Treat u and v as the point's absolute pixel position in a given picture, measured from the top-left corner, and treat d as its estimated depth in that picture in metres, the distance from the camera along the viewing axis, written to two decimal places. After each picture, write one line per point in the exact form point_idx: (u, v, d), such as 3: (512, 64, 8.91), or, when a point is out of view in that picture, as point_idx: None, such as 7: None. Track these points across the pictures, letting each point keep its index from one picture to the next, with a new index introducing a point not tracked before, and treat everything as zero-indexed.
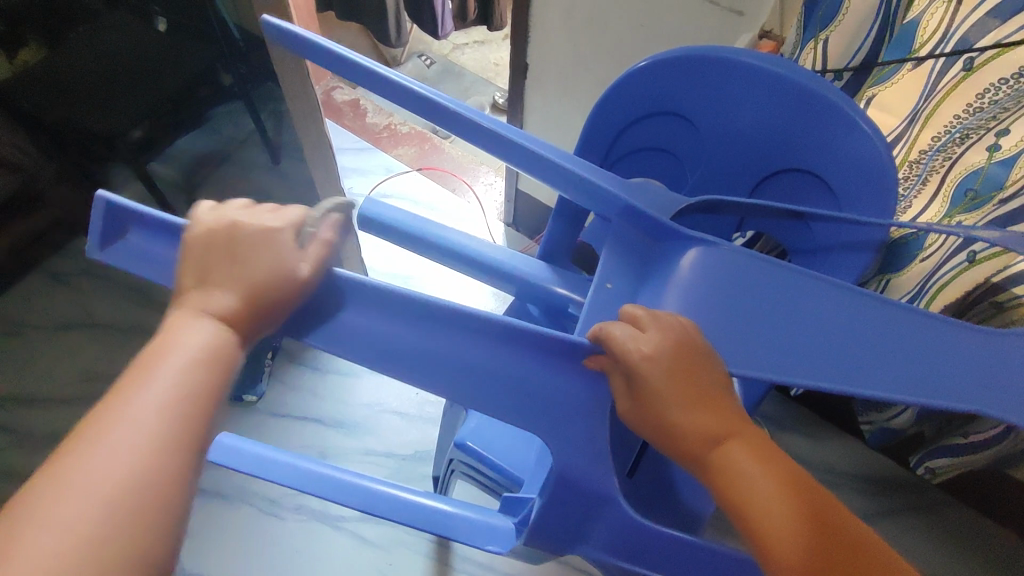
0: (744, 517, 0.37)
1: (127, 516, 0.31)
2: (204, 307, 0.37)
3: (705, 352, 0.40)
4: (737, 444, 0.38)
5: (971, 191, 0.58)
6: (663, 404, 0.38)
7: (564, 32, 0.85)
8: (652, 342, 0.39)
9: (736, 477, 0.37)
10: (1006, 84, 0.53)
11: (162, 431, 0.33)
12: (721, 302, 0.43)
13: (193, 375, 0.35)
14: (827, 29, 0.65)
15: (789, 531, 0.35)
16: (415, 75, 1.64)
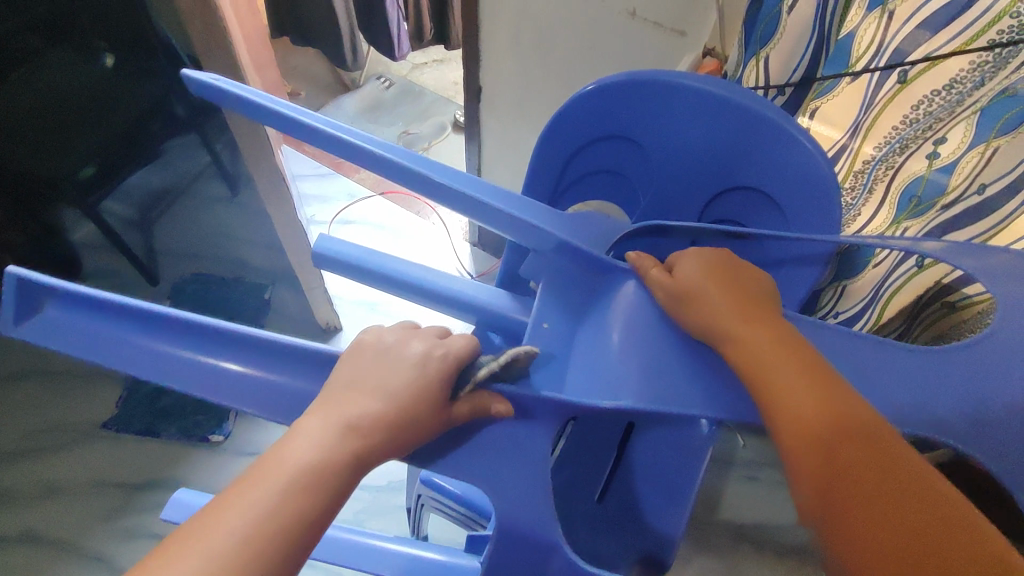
0: (775, 416, 0.37)
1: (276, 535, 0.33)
2: (330, 413, 0.37)
3: (738, 278, 0.43)
4: (765, 348, 0.39)
5: (914, 199, 0.61)
6: (705, 313, 0.41)
7: (514, 56, 0.85)
8: (692, 273, 0.44)
9: (799, 423, 0.36)
10: (938, 95, 0.55)
11: (322, 455, 0.35)
12: (652, 349, 0.43)
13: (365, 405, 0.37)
14: (766, 47, 0.65)
15: (815, 421, 0.35)
16: (374, 97, 1.63)
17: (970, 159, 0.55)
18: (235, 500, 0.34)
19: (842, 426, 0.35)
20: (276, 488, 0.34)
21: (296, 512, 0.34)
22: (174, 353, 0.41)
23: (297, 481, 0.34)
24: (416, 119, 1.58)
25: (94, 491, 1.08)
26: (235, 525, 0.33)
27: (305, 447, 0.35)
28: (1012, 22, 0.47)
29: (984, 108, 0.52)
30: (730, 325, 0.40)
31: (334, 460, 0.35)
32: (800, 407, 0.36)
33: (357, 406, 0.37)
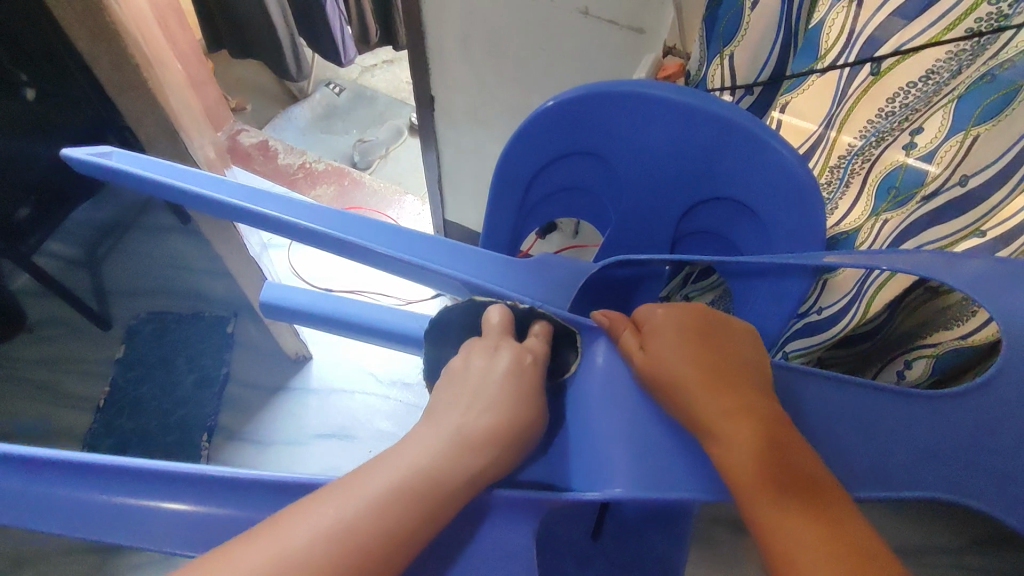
0: (744, 499, 0.33)
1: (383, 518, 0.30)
2: (443, 426, 0.36)
3: (718, 338, 0.40)
4: (745, 420, 0.35)
5: (893, 188, 0.57)
6: (674, 380, 0.38)
7: (465, 63, 0.80)
8: (659, 340, 0.40)
9: (763, 509, 0.32)
10: (914, 86, 0.52)
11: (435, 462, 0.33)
12: (631, 422, 0.40)
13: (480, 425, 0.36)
14: (730, 43, 0.60)
15: (776, 509, 0.32)
16: (325, 105, 1.56)
17: (949, 147, 0.52)
18: (324, 503, 0.30)
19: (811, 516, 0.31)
20: (385, 485, 0.31)
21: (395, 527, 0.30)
22: (89, 500, 0.35)
23: (421, 472, 0.33)
24: (371, 125, 1.51)
25: (65, 558, 1.02)
26: (331, 519, 0.30)
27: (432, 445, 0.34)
28: (990, 10, 0.45)
29: (963, 95, 0.50)
30: (684, 375, 0.37)
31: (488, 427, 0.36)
32: (730, 444, 0.34)
33: (473, 418, 0.36)
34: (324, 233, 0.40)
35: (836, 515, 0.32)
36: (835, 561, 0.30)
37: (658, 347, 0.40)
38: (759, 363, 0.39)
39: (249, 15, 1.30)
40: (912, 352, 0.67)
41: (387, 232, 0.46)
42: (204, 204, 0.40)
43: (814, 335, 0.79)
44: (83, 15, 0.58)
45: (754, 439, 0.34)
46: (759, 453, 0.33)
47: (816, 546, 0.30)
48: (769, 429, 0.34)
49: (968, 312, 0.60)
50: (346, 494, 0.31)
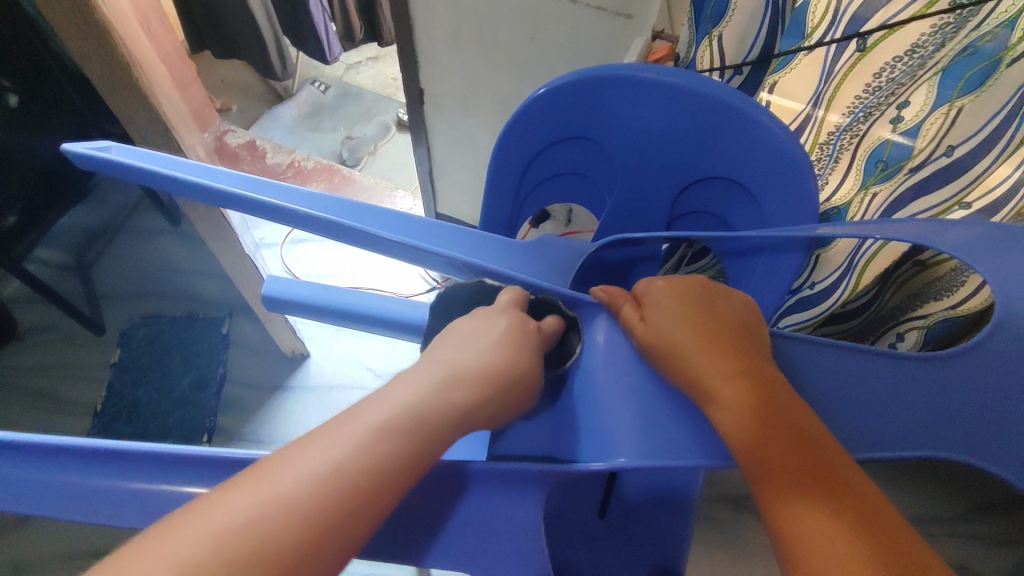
0: (745, 458, 0.34)
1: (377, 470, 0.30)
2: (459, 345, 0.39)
3: (718, 308, 0.41)
4: (743, 383, 0.36)
5: (881, 162, 0.59)
6: (675, 349, 0.39)
7: (454, 53, 0.80)
8: (660, 312, 0.41)
9: (764, 466, 0.33)
10: (900, 61, 0.54)
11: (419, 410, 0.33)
12: (634, 394, 0.40)
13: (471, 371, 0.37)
14: (717, 27, 0.62)
15: (778, 467, 0.33)
16: (311, 103, 1.55)
17: (935, 119, 0.54)
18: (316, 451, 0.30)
19: (810, 473, 0.32)
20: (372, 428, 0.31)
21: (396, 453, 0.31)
22: (113, 489, 0.36)
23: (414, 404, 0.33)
24: (359, 122, 1.51)
25: (66, 566, 1.01)
26: (324, 458, 0.29)
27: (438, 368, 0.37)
28: None
29: (946, 68, 0.51)
30: (686, 346, 0.39)
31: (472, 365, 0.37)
32: (731, 407, 0.35)
33: (460, 359, 0.38)
34: (321, 216, 0.40)
35: (830, 463, 0.33)
36: (835, 514, 0.31)
37: (660, 319, 0.41)
38: (755, 329, 0.40)
39: (232, 14, 1.29)
40: (903, 324, 0.68)
41: (387, 220, 0.46)
42: (206, 194, 0.40)
43: (810, 310, 0.81)
44: (71, 13, 0.58)
45: (750, 402, 0.35)
46: (756, 414, 0.35)
47: (816, 500, 0.31)
48: (767, 392, 0.36)
49: (957, 282, 0.62)
50: (333, 437, 0.30)
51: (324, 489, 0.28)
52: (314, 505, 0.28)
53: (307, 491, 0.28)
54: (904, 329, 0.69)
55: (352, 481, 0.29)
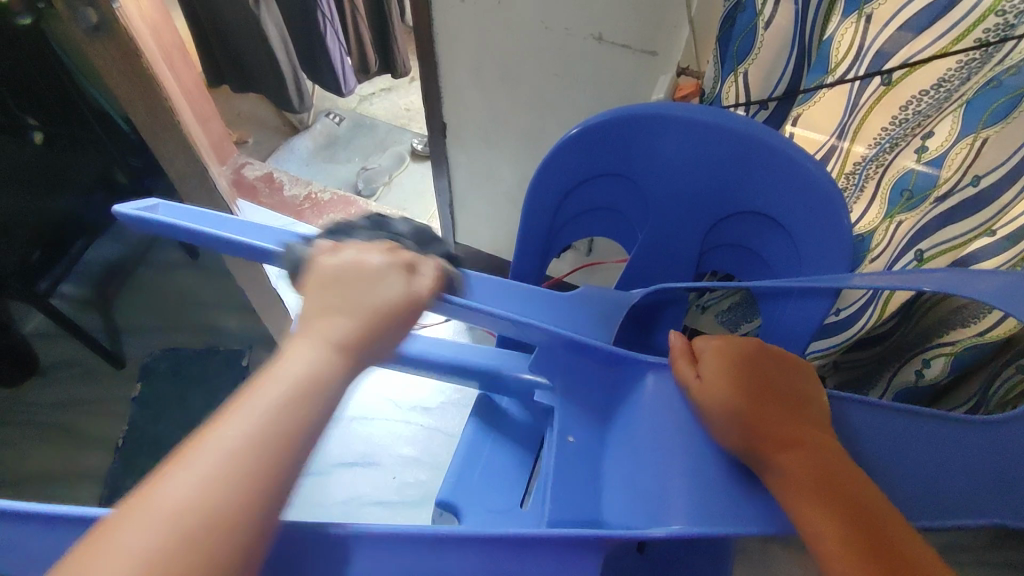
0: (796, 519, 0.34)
1: (211, 521, 0.25)
2: (323, 334, 0.33)
3: (769, 369, 0.42)
4: (797, 446, 0.37)
5: (906, 191, 0.61)
6: (728, 402, 0.39)
7: (478, 89, 0.82)
8: (712, 366, 0.42)
9: (818, 532, 0.33)
10: (926, 95, 0.55)
11: (268, 432, 0.28)
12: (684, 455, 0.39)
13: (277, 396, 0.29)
14: (744, 63, 0.62)
15: (835, 535, 0.33)
16: (326, 135, 1.57)
17: (959, 151, 0.55)
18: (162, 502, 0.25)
19: (865, 541, 0.32)
20: (235, 445, 0.27)
21: (267, 475, 0.27)
22: None
23: (289, 406, 0.29)
24: (373, 152, 1.53)
25: None
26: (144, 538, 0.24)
27: (297, 369, 0.31)
28: (998, 20, 0.48)
29: (972, 99, 0.52)
30: (738, 404, 0.39)
31: (336, 376, 0.31)
32: (796, 475, 0.35)
33: (353, 321, 0.34)
34: None
35: (886, 528, 0.33)
36: None
37: (714, 377, 0.41)
38: (805, 394, 0.41)
39: (251, 50, 1.32)
40: (930, 352, 0.71)
41: None
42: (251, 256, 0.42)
43: (832, 337, 0.82)
44: (118, 61, 0.61)
45: (813, 470, 0.35)
46: (816, 481, 0.35)
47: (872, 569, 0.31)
48: (823, 459, 0.36)
49: (981, 312, 0.64)
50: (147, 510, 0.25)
51: (189, 538, 0.25)
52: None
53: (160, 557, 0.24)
54: (931, 357, 0.71)
55: (219, 513, 0.25)
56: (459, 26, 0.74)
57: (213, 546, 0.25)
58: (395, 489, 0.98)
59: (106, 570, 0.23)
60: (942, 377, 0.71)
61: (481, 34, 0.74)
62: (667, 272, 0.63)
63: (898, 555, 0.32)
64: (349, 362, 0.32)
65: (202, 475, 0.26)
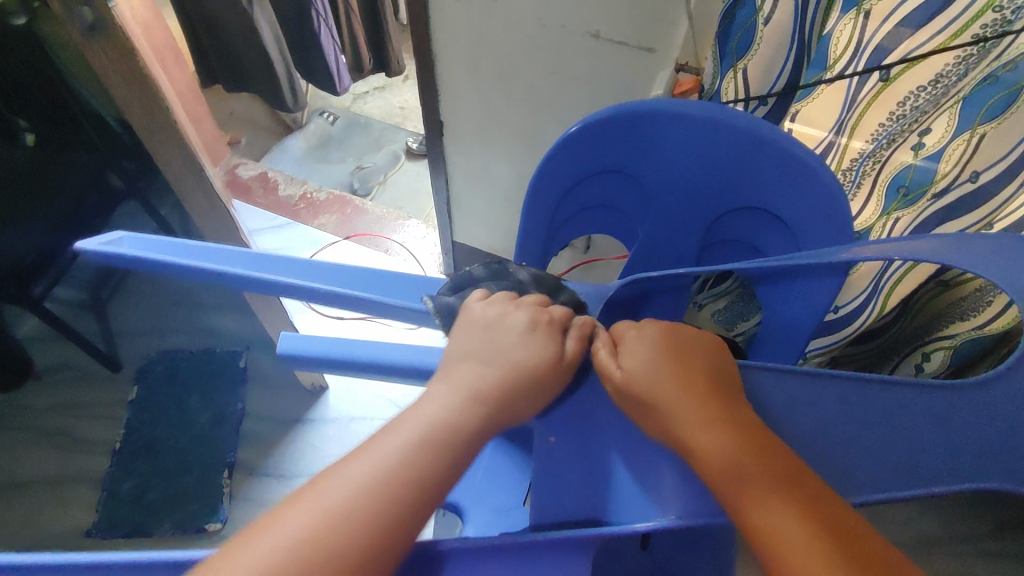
0: (731, 507, 0.32)
1: (356, 517, 0.29)
2: (454, 383, 0.37)
3: (691, 351, 0.40)
4: (718, 430, 0.35)
5: (904, 187, 0.62)
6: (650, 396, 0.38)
7: (475, 87, 0.82)
8: (632, 357, 0.40)
9: (753, 519, 0.31)
10: (924, 91, 0.55)
11: (406, 449, 0.33)
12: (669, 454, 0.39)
13: (426, 414, 0.35)
14: (744, 59, 0.61)
15: (770, 512, 0.31)
16: (320, 134, 1.56)
17: (957, 146, 0.56)
18: (316, 494, 0.30)
19: (808, 516, 0.30)
20: (385, 456, 0.32)
21: (406, 474, 0.32)
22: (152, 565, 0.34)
23: (414, 446, 0.33)
24: (368, 151, 1.52)
25: None
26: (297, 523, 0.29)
27: (429, 408, 0.36)
28: (995, 16, 0.48)
29: (969, 95, 0.53)
30: (663, 394, 0.37)
31: (460, 420, 0.35)
32: (718, 456, 0.34)
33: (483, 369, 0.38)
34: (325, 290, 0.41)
35: (824, 500, 0.31)
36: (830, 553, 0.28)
37: (635, 366, 0.39)
38: (728, 371, 0.39)
39: (245, 49, 1.31)
40: (930, 345, 0.71)
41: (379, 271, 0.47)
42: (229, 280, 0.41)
43: (833, 335, 0.81)
44: (114, 61, 0.60)
45: (734, 445, 0.34)
46: (746, 460, 0.33)
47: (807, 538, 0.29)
48: (753, 436, 0.34)
49: (985, 302, 0.64)
50: (302, 503, 0.30)
51: (342, 522, 0.29)
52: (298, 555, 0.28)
53: (313, 540, 0.28)
54: (931, 350, 0.71)
55: (354, 507, 0.30)
56: (456, 23, 0.74)
57: (338, 532, 0.29)
58: None
59: (265, 545, 0.28)
60: (943, 371, 0.71)
61: (477, 31, 0.74)
62: (669, 268, 0.63)
63: (837, 525, 0.30)
64: (482, 407, 0.37)
65: (358, 477, 0.31)
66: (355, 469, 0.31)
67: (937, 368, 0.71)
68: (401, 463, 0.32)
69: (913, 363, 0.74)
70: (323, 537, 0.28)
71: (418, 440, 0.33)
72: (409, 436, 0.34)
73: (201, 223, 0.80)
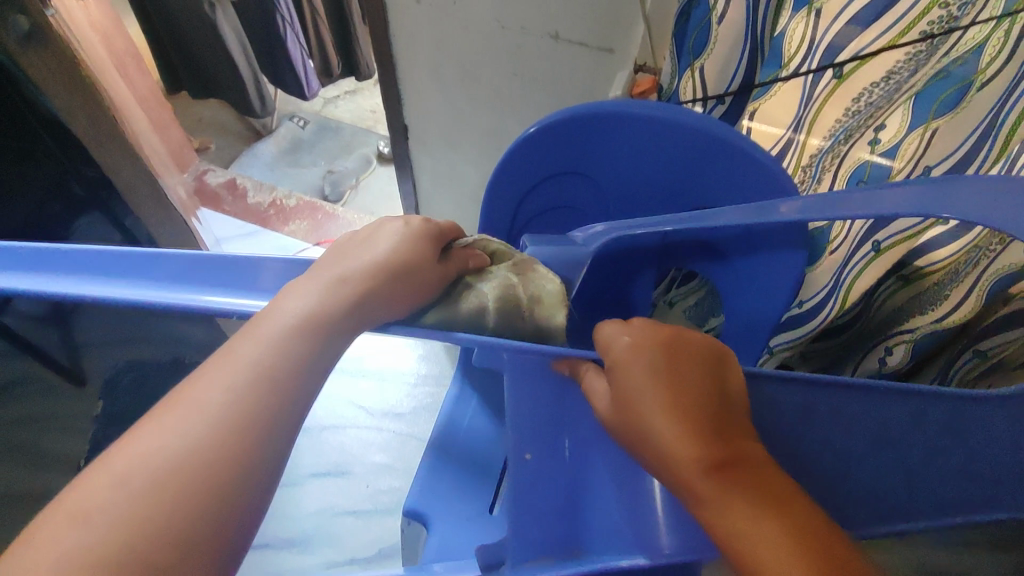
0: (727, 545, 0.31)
1: (194, 478, 0.28)
2: (295, 304, 0.35)
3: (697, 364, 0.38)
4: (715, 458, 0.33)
5: (863, 183, 0.59)
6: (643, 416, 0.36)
7: (438, 91, 0.81)
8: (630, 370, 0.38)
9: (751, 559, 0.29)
10: (877, 87, 0.56)
11: (242, 394, 0.31)
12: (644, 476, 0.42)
13: (270, 345, 0.33)
14: (700, 57, 0.61)
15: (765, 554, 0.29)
16: (290, 140, 1.55)
17: (912, 140, 0.56)
18: (143, 441, 0.29)
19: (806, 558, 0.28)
20: (221, 400, 0.31)
21: (246, 427, 0.31)
22: None
23: (244, 385, 0.32)
24: (339, 156, 1.51)
25: None
26: (127, 470, 0.28)
27: (274, 336, 0.34)
28: (942, 12, 0.50)
29: (921, 91, 0.54)
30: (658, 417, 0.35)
31: (284, 354, 0.33)
32: (728, 508, 0.31)
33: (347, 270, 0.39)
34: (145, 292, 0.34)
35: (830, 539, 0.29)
36: None
37: (634, 384, 0.37)
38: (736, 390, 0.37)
39: (210, 55, 1.30)
40: (892, 339, 0.72)
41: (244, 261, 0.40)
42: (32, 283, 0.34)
43: (794, 331, 0.81)
44: None
45: (736, 482, 0.32)
46: (750, 496, 0.31)
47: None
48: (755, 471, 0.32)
49: (941, 296, 0.67)
50: (132, 450, 0.29)
51: (186, 473, 0.28)
52: (124, 505, 0.27)
53: (130, 493, 0.27)
54: (892, 344, 0.73)
55: (197, 459, 0.29)
56: (415, 26, 0.73)
57: (165, 494, 0.28)
58: (368, 496, 0.98)
59: (90, 496, 0.27)
60: (904, 365, 0.73)
61: (437, 34, 0.73)
62: (630, 270, 0.63)
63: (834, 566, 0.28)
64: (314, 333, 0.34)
65: (187, 429, 0.30)
66: (190, 417, 0.30)
67: (898, 363, 0.73)
68: (217, 408, 0.31)
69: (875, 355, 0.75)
70: (147, 494, 0.28)
71: (262, 380, 0.32)
72: (242, 373, 0.32)
73: None
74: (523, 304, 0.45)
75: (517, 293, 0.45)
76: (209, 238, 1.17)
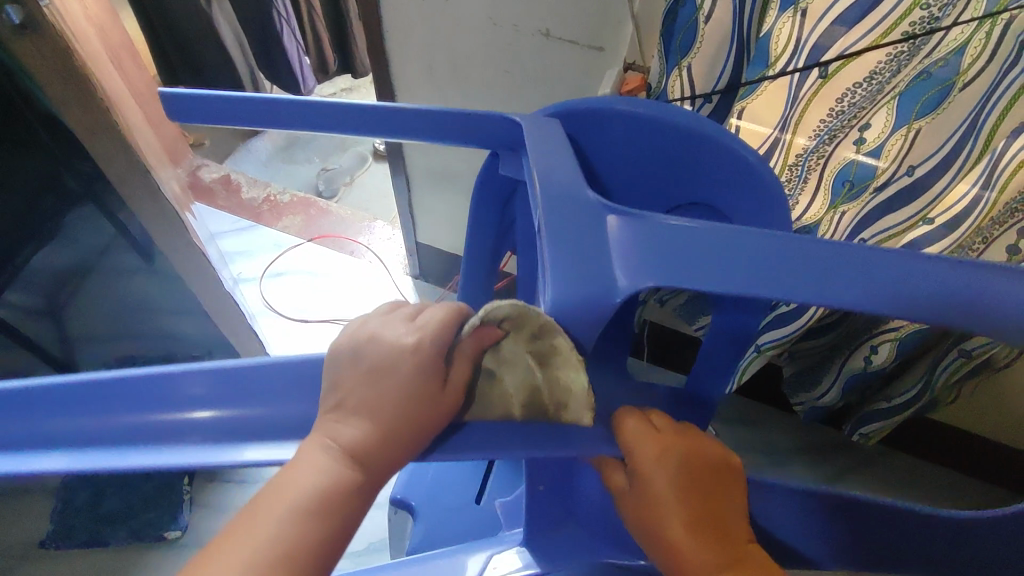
0: None
1: None
2: (331, 437, 0.34)
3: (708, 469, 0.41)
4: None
5: (848, 181, 0.63)
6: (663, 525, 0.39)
7: (430, 88, 0.82)
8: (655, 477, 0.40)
9: None
10: (860, 87, 0.57)
11: (292, 533, 0.31)
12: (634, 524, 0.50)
13: (310, 479, 0.32)
14: (687, 56, 0.61)
15: None
16: (286, 136, 1.55)
17: (895, 141, 0.59)
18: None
19: None
20: (270, 543, 0.31)
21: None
22: None
23: (293, 522, 0.31)
24: (334, 153, 1.51)
25: None
26: None
27: (318, 474, 0.33)
28: (923, 13, 0.50)
29: (903, 92, 0.56)
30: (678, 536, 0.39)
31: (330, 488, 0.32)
32: None
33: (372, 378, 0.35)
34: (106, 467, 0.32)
35: None
36: None
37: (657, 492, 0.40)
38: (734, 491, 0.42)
39: (204, 52, 1.30)
40: (877, 337, 0.75)
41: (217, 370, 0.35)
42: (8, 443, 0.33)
43: (785, 327, 0.78)
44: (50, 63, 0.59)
45: None
46: None
47: None
48: None
49: None
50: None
51: None
52: None
53: None
54: (877, 343, 0.75)
55: None
56: (407, 23, 0.74)
57: None
58: None
59: None
60: (889, 362, 0.75)
61: (429, 30, 0.73)
62: None
63: None
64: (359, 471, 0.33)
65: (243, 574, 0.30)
66: (241, 557, 0.30)
67: (884, 362, 0.76)
68: (267, 551, 0.30)
69: (861, 353, 0.78)
70: None
71: (307, 527, 0.32)
72: (294, 511, 0.32)
73: (151, 228, 0.79)
74: (549, 409, 0.39)
75: (549, 398, 0.38)
76: (203, 233, 1.16)
